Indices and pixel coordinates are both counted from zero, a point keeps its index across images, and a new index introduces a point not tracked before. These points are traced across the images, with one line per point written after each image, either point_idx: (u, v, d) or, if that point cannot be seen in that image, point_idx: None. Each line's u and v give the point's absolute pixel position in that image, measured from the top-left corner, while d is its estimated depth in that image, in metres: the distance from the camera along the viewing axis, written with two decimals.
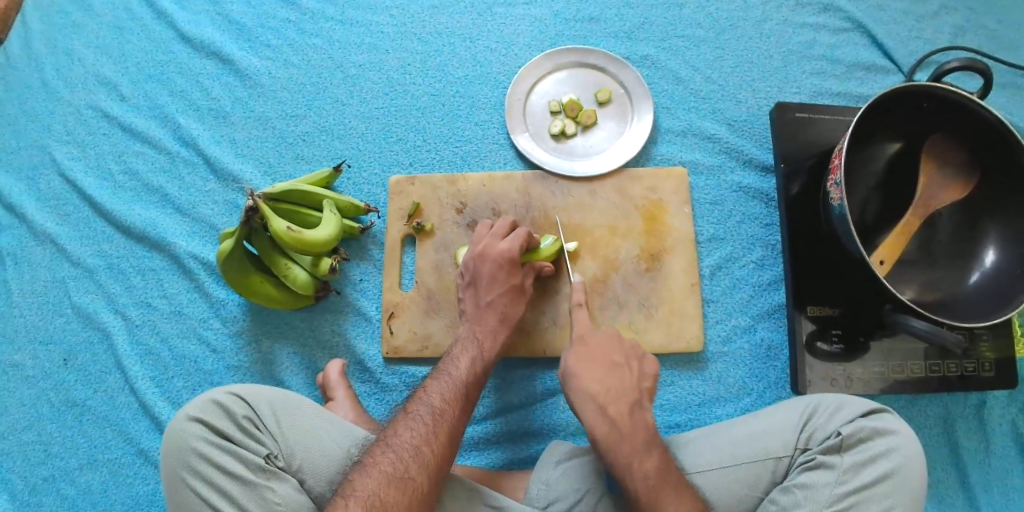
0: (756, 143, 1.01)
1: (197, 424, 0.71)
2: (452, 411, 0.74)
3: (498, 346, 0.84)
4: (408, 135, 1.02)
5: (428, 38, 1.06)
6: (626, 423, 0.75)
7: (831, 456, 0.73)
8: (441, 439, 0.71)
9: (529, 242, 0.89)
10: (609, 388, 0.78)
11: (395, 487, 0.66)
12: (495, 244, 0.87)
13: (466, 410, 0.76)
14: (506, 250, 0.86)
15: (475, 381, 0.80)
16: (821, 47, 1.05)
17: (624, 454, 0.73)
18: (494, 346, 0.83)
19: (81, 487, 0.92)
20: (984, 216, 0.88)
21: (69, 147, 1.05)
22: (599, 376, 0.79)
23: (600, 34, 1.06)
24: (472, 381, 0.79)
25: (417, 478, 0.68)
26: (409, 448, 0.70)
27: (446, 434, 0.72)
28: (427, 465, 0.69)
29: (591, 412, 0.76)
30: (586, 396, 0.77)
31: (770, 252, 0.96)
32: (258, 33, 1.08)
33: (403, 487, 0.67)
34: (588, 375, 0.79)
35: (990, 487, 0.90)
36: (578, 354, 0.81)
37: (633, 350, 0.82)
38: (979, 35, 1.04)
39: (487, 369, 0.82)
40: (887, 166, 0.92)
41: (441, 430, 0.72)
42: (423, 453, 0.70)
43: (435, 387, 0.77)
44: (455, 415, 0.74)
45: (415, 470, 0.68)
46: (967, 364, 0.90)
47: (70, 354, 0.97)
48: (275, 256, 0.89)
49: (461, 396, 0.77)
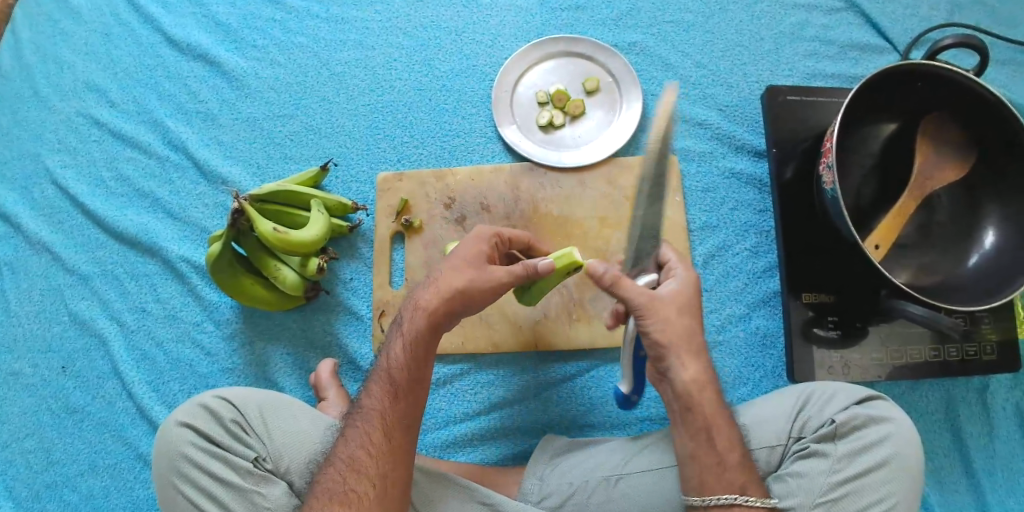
0: (748, 128, 0.99)
1: (187, 429, 0.72)
2: (382, 408, 0.70)
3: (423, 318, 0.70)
4: (396, 131, 1.01)
5: (413, 33, 1.05)
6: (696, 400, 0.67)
7: (825, 445, 0.72)
8: (376, 441, 0.68)
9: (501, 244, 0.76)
10: (698, 362, 0.68)
11: (339, 503, 0.66)
12: (509, 231, 0.78)
13: (401, 400, 0.70)
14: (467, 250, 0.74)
15: (408, 363, 0.71)
16: (814, 28, 1.03)
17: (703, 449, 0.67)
18: (422, 319, 0.70)
19: (83, 492, 0.93)
20: (982, 196, 0.86)
21: (61, 155, 1.05)
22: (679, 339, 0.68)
23: (587, 22, 1.04)
24: (398, 371, 0.71)
25: (357, 488, 0.67)
26: (345, 458, 0.69)
27: (380, 434, 0.69)
28: (365, 472, 0.67)
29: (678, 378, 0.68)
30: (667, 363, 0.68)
31: (764, 239, 0.95)
32: (243, 34, 1.07)
33: (345, 500, 0.66)
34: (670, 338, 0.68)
35: (994, 472, 0.89)
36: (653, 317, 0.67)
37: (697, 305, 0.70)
38: (976, 11, 1.02)
39: (415, 346, 0.70)
40: (883, 147, 0.90)
41: (373, 432, 0.69)
42: (359, 459, 0.68)
43: (371, 383, 0.72)
44: (385, 413, 0.70)
45: (355, 481, 0.67)
46: (968, 348, 0.88)
47: (68, 361, 0.97)
48: (265, 257, 0.89)
49: (390, 387, 0.71)
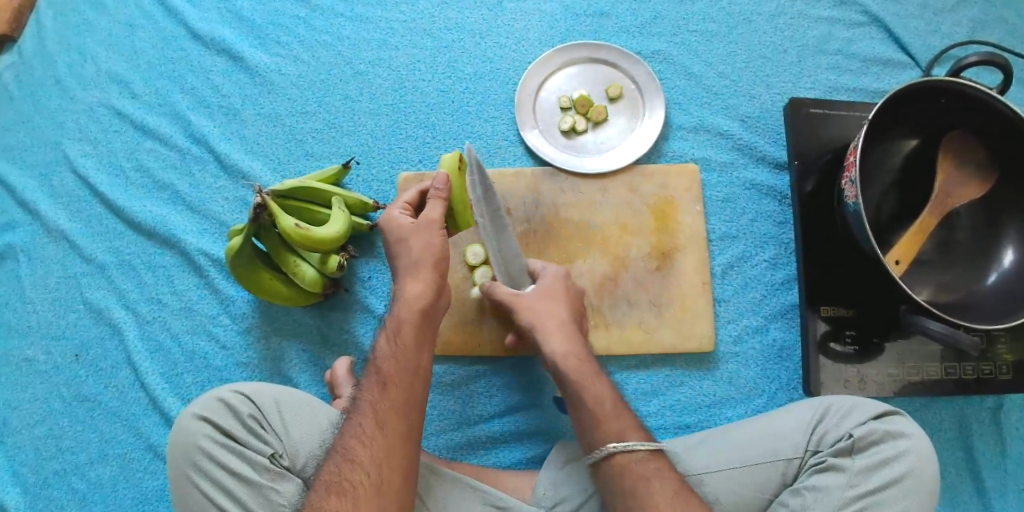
0: (769, 140, 0.99)
1: (204, 423, 0.72)
2: (374, 399, 0.70)
3: (416, 316, 0.75)
4: (418, 131, 1.02)
5: (437, 34, 1.06)
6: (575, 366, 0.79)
7: (842, 459, 0.73)
8: (371, 431, 0.68)
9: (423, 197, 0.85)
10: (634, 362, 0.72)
11: (334, 493, 0.64)
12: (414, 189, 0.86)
13: (392, 390, 0.71)
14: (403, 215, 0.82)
15: (395, 356, 0.73)
16: (838, 42, 1.03)
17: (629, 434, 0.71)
18: (410, 313, 0.75)
19: (93, 481, 0.93)
20: (1002, 215, 0.87)
21: (81, 144, 1.05)
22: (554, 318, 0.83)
23: (611, 29, 1.04)
24: (388, 364, 0.73)
25: (353, 478, 0.65)
26: (341, 449, 0.68)
27: (374, 424, 0.68)
28: (360, 461, 0.66)
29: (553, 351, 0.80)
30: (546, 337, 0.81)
31: (784, 251, 0.95)
32: (267, 29, 1.07)
33: (340, 489, 0.64)
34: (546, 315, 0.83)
35: (1005, 491, 0.89)
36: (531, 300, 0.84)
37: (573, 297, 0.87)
38: (1000, 29, 1.02)
39: (397, 337, 0.74)
40: (904, 163, 0.91)
41: (367, 423, 0.69)
42: (355, 450, 0.67)
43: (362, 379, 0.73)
44: (381, 403, 0.70)
45: (350, 471, 0.66)
46: (983, 366, 0.88)
47: (82, 349, 0.97)
48: (283, 252, 0.89)
49: (382, 380, 0.72)
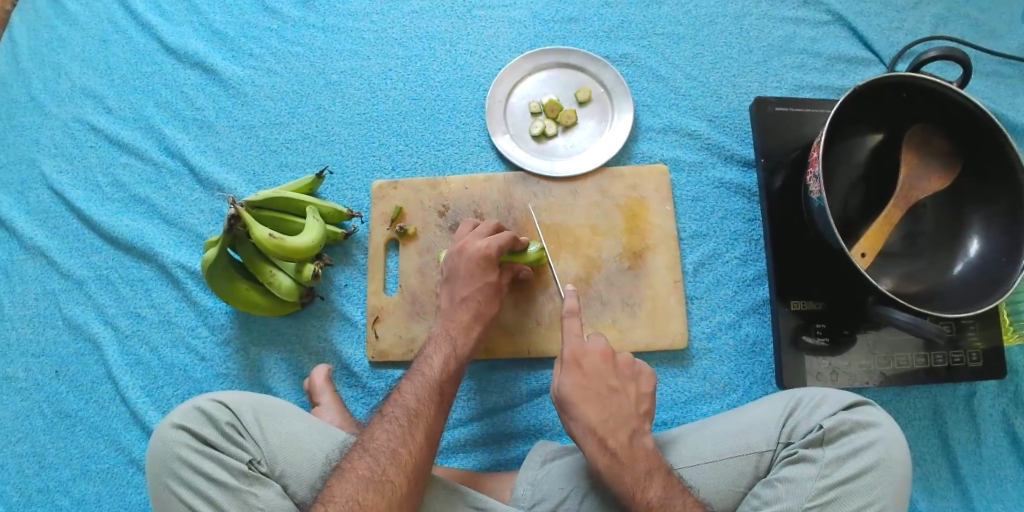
0: (737, 138, 1.01)
1: (181, 432, 0.73)
2: (426, 411, 0.75)
3: (469, 343, 0.83)
4: (391, 139, 1.03)
5: (408, 43, 1.07)
6: (628, 454, 0.73)
7: (814, 450, 0.73)
8: (416, 439, 0.73)
9: (512, 246, 0.87)
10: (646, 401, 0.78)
11: (374, 490, 0.68)
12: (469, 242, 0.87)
13: (441, 409, 0.77)
14: (483, 248, 0.85)
15: (448, 374, 0.80)
16: (802, 40, 1.05)
17: (626, 485, 0.71)
18: (460, 332, 0.83)
19: (76, 497, 0.93)
20: (965, 205, 0.88)
21: (57, 160, 1.06)
22: (597, 407, 0.75)
23: (580, 34, 1.06)
24: (445, 380, 0.79)
25: (395, 479, 0.69)
26: (386, 451, 0.71)
27: (422, 434, 0.73)
28: (402, 463, 0.70)
29: (589, 446, 0.73)
30: (585, 431, 0.74)
31: (753, 247, 0.96)
32: (240, 43, 1.09)
33: (380, 489, 0.68)
34: (586, 406, 0.74)
35: (982, 477, 0.90)
36: (574, 379, 0.76)
37: (630, 371, 0.79)
38: (961, 24, 1.04)
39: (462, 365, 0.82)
40: (869, 157, 0.92)
41: (417, 431, 0.73)
42: (400, 453, 0.71)
43: (407, 388, 0.77)
44: (430, 416, 0.75)
45: (392, 472, 0.70)
46: (954, 354, 0.89)
47: (62, 365, 0.98)
48: (260, 263, 0.89)
49: (435, 396, 0.77)
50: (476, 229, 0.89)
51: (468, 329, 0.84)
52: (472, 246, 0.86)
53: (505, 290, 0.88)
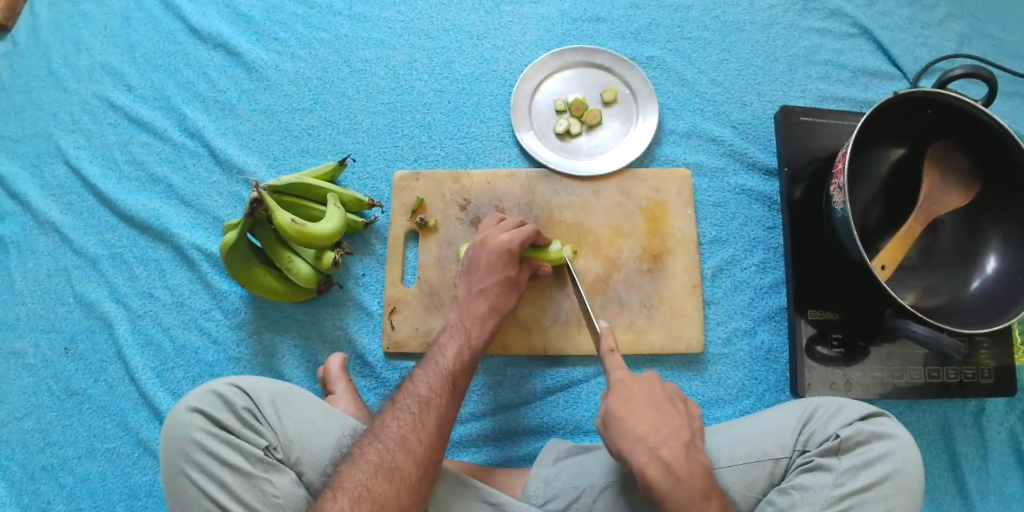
0: (760, 146, 1.01)
1: (198, 416, 0.72)
2: (438, 400, 0.74)
3: (485, 335, 0.83)
4: (414, 131, 1.02)
5: (435, 35, 1.07)
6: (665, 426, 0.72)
7: (829, 459, 0.73)
8: (427, 430, 0.72)
9: (535, 240, 0.87)
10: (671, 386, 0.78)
11: (382, 476, 0.68)
12: (491, 234, 0.87)
13: (454, 400, 0.76)
14: (506, 242, 0.85)
15: (461, 369, 0.78)
16: (827, 52, 1.05)
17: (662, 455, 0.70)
18: (474, 321, 0.83)
19: (79, 475, 0.92)
20: (984, 223, 0.88)
21: (75, 136, 1.05)
22: (647, 419, 0.72)
23: (607, 34, 1.06)
24: (458, 370, 0.78)
25: (403, 467, 0.69)
26: (396, 438, 0.71)
27: (433, 423, 0.72)
28: (411, 451, 0.70)
29: (640, 458, 0.70)
30: (624, 406, 0.73)
31: (772, 255, 0.97)
32: (265, 27, 1.08)
33: (390, 475, 0.68)
34: (636, 418, 0.72)
35: (987, 493, 0.90)
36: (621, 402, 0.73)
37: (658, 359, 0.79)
38: (985, 43, 1.05)
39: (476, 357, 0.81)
40: (890, 173, 0.92)
41: (428, 419, 0.73)
42: (410, 441, 0.71)
43: (421, 377, 0.77)
44: (441, 404, 0.74)
45: (402, 460, 0.69)
46: (966, 371, 0.90)
47: (71, 342, 0.97)
48: (279, 249, 0.89)
49: (448, 385, 0.76)
50: (501, 225, 0.89)
51: (487, 326, 0.83)
52: (495, 239, 0.86)
53: (523, 286, 0.88)
